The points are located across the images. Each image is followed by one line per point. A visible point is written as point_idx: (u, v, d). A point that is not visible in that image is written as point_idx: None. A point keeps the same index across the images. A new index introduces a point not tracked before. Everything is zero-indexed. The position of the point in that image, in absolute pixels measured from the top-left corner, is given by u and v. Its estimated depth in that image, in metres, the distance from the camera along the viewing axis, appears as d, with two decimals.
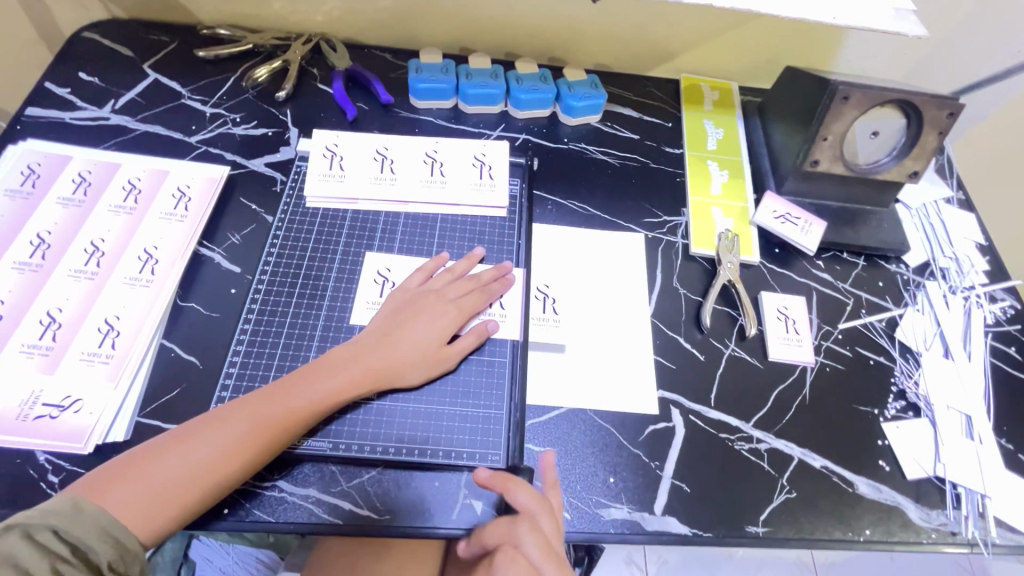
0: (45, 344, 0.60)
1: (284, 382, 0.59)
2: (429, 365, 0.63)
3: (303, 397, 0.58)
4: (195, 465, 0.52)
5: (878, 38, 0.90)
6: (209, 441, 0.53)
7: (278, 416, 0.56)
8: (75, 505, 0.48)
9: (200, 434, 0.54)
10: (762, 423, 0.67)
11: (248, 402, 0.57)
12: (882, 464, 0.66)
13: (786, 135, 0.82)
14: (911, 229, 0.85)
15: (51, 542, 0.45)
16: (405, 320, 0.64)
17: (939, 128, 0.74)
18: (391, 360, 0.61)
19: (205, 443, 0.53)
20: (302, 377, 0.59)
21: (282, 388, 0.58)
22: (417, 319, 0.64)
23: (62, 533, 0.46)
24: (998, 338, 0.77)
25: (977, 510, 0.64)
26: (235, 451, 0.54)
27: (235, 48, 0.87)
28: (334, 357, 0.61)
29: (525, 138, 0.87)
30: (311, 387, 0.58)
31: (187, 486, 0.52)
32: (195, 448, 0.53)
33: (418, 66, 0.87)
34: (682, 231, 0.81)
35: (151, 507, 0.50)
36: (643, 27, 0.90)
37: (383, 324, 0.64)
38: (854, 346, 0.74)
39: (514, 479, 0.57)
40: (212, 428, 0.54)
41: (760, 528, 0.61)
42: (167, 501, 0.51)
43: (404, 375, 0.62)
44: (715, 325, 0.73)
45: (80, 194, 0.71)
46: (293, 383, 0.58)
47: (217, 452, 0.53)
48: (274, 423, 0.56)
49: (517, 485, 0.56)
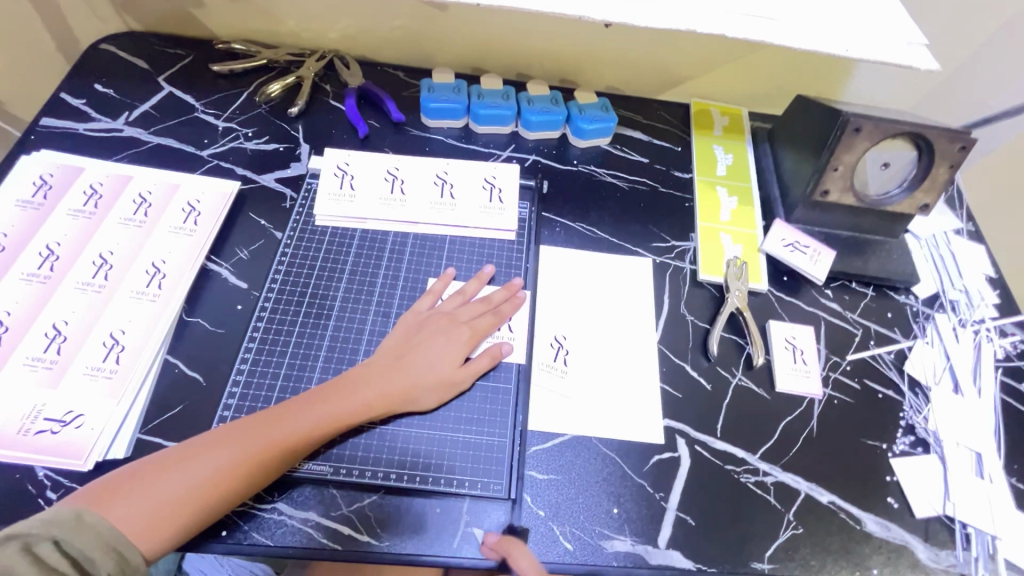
0: (50, 356, 0.60)
1: (295, 401, 0.58)
2: (441, 388, 0.63)
3: (313, 418, 0.57)
4: (201, 482, 0.52)
5: (889, 69, 0.91)
6: (215, 458, 0.53)
7: (288, 435, 0.56)
8: (77, 516, 0.47)
9: (207, 452, 0.53)
10: (769, 455, 0.66)
11: (256, 422, 0.56)
12: (890, 501, 0.65)
13: (796, 163, 0.82)
14: (921, 261, 0.84)
15: (51, 555, 0.45)
16: (418, 343, 0.64)
17: (951, 161, 0.74)
18: (404, 383, 0.61)
19: (211, 460, 0.53)
20: (315, 397, 0.59)
21: (293, 408, 0.57)
22: (432, 342, 0.64)
23: (62, 544, 0.46)
24: (1008, 374, 0.76)
25: (988, 551, 0.63)
26: (244, 470, 0.53)
27: (249, 62, 0.88)
28: (346, 378, 0.61)
29: (534, 160, 0.87)
30: (322, 409, 0.58)
31: (191, 504, 0.51)
32: (201, 464, 0.52)
33: (431, 85, 0.87)
34: (690, 256, 0.81)
35: (154, 523, 0.50)
36: (655, 53, 0.90)
37: (396, 346, 0.64)
38: (863, 378, 0.73)
39: (519, 545, 0.56)
40: (219, 444, 0.54)
41: (766, 564, 0.60)
42: (172, 517, 0.50)
43: (415, 398, 0.61)
44: (722, 353, 0.73)
45: (91, 206, 0.71)
46: (303, 403, 0.58)
47: (226, 471, 0.52)
48: (283, 443, 0.55)
49: (521, 552, 0.55)
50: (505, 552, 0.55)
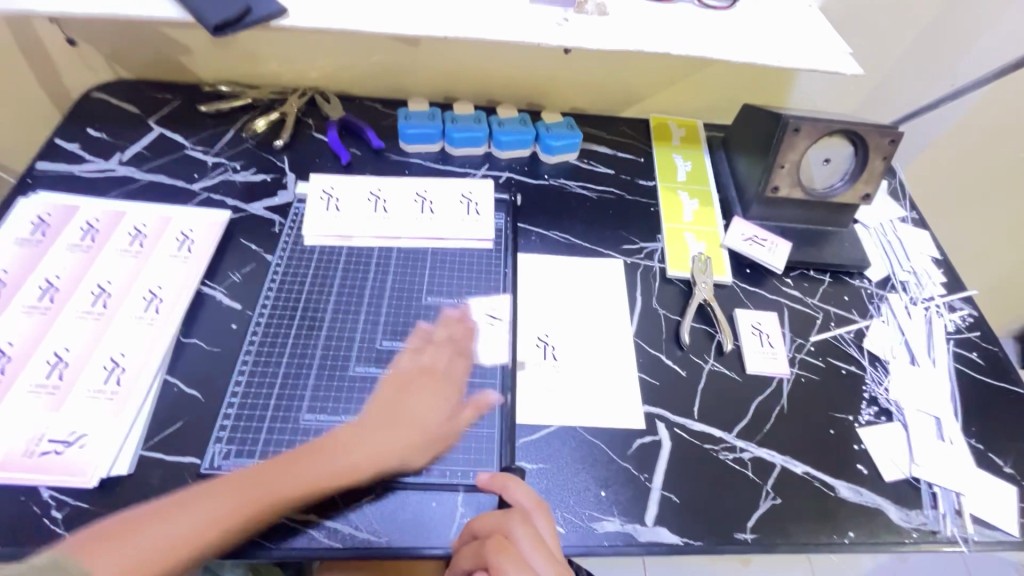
0: (52, 383, 0.63)
1: (283, 458, 0.59)
2: (431, 442, 0.63)
3: (302, 478, 0.57)
4: (186, 537, 0.52)
5: (825, 77, 1.00)
6: (204, 512, 0.54)
7: (275, 494, 0.56)
8: (61, 562, 0.46)
9: (196, 506, 0.54)
10: (744, 433, 0.70)
11: (244, 478, 0.57)
12: (860, 468, 0.69)
13: (748, 164, 0.90)
14: (871, 247, 0.91)
15: None
16: (409, 395, 0.65)
17: (884, 154, 0.81)
18: (394, 438, 0.62)
19: (199, 514, 0.53)
20: (306, 455, 0.59)
21: (283, 466, 0.58)
22: (422, 396, 0.65)
23: None
24: (959, 345, 0.82)
25: (954, 508, 0.67)
26: (230, 524, 0.54)
27: (235, 102, 0.94)
28: (341, 432, 0.61)
29: (508, 176, 0.93)
30: (312, 469, 0.58)
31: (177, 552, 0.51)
32: (188, 518, 0.53)
33: (407, 114, 0.93)
34: (659, 255, 0.86)
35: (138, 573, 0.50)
36: (612, 74, 0.98)
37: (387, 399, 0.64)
38: (826, 357, 0.79)
39: (512, 477, 0.59)
40: (206, 500, 0.54)
41: (749, 535, 0.63)
42: (159, 573, 0.51)
43: (410, 456, 0.62)
44: (694, 342, 0.78)
45: (88, 240, 0.75)
46: (293, 461, 0.58)
47: (213, 525, 0.53)
48: (270, 501, 0.56)
49: (516, 484, 0.58)
50: (499, 486, 0.58)
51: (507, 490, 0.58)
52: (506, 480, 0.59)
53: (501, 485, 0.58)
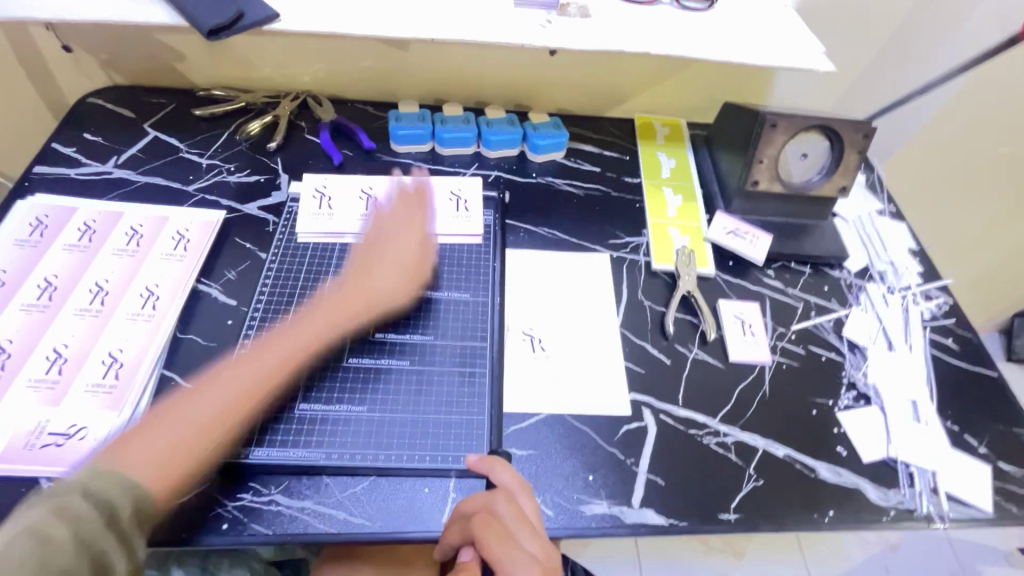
0: (51, 377, 0.64)
1: (260, 347, 0.67)
2: (406, 278, 0.75)
3: (282, 352, 0.66)
4: (200, 423, 0.59)
5: (804, 76, 1.03)
6: (211, 402, 0.60)
7: (263, 374, 0.64)
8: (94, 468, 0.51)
9: (200, 397, 0.61)
10: (727, 418, 0.73)
11: (234, 371, 0.64)
12: (839, 450, 0.71)
13: (729, 160, 0.92)
14: (850, 239, 0.94)
15: (78, 502, 0.48)
16: (369, 259, 0.76)
17: (858, 148, 0.84)
18: (370, 284, 0.73)
19: (206, 404, 0.60)
20: (282, 335, 0.68)
21: (264, 351, 0.66)
22: (379, 253, 0.77)
23: (87, 492, 0.49)
24: (936, 331, 0.85)
25: (930, 486, 0.70)
26: (234, 408, 0.61)
27: (229, 106, 0.96)
28: (310, 318, 0.70)
29: (496, 175, 0.95)
30: (290, 342, 0.67)
31: (191, 452, 0.57)
32: (199, 408, 0.60)
33: (398, 115, 0.95)
34: (644, 249, 0.89)
35: (166, 460, 0.55)
36: (598, 75, 1.01)
37: (346, 302, 0.72)
38: (807, 345, 0.81)
39: (500, 460, 0.61)
40: (207, 392, 0.61)
41: (732, 514, 0.65)
42: (186, 458, 0.56)
43: (391, 291, 0.74)
44: (678, 332, 0.80)
45: (85, 240, 0.76)
46: (272, 345, 0.67)
47: (222, 409, 0.60)
48: (261, 383, 0.63)
49: (503, 466, 0.60)
50: (486, 468, 0.60)
51: (494, 472, 0.59)
52: (493, 463, 0.60)
53: (489, 467, 0.60)
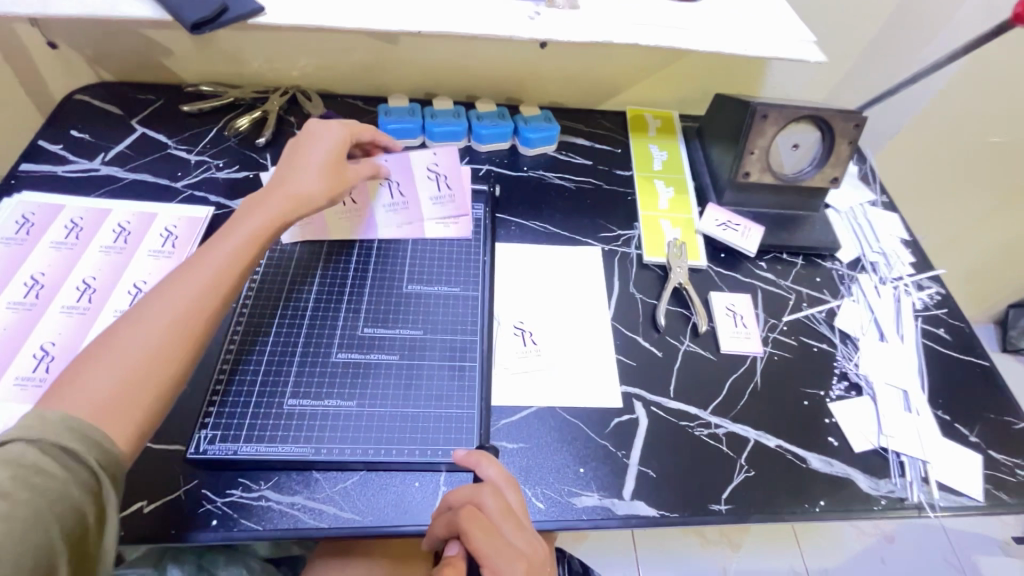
0: (38, 375, 0.64)
1: (184, 270, 0.58)
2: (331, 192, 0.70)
3: (215, 260, 0.59)
4: (139, 361, 0.51)
5: (796, 67, 1.03)
6: (138, 338, 0.52)
7: (199, 293, 0.57)
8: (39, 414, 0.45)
9: (128, 334, 0.52)
10: (719, 410, 0.73)
11: (158, 302, 0.55)
12: (830, 440, 0.71)
13: (721, 152, 0.92)
14: (842, 230, 0.94)
15: (24, 452, 0.42)
16: (289, 176, 0.69)
17: (849, 138, 0.84)
18: (298, 189, 0.68)
19: (136, 342, 0.52)
20: (206, 251, 0.60)
21: (192, 271, 0.58)
22: (298, 170, 0.69)
23: (36, 442, 0.43)
24: (927, 321, 0.85)
25: (921, 475, 0.70)
26: (176, 341, 0.53)
27: (217, 102, 0.95)
28: (234, 236, 0.62)
29: (487, 169, 0.95)
30: (219, 251, 0.60)
31: (149, 391, 0.50)
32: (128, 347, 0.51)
33: (387, 109, 0.95)
34: (636, 242, 0.89)
35: (111, 405, 0.48)
36: (589, 67, 1.01)
37: (275, 206, 0.66)
38: (799, 336, 0.81)
39: (487, 455, 0.61)
40: (132, 330, 0.52)
41: (723, 505, 0.65)
42: (132, 402, 0.49)
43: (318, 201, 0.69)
44: (670, 324, 0.80)
45: (72, 238, 0.76)
46: (199, 263, 0.59)
47: (159, 341, 0.53)
48: (202, 305, 0.56)
49: (489, 460, 0.60)
50: (472, 462, 0.60)
51: (480, 466, 0.59)
52: (479, 456, 0.60)
53: (473, 461, 0.60)
